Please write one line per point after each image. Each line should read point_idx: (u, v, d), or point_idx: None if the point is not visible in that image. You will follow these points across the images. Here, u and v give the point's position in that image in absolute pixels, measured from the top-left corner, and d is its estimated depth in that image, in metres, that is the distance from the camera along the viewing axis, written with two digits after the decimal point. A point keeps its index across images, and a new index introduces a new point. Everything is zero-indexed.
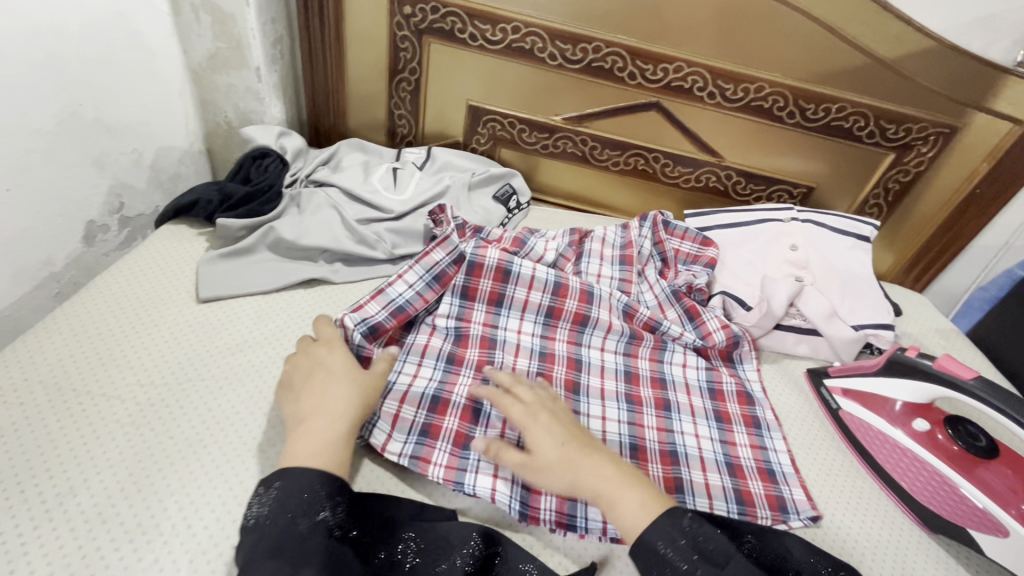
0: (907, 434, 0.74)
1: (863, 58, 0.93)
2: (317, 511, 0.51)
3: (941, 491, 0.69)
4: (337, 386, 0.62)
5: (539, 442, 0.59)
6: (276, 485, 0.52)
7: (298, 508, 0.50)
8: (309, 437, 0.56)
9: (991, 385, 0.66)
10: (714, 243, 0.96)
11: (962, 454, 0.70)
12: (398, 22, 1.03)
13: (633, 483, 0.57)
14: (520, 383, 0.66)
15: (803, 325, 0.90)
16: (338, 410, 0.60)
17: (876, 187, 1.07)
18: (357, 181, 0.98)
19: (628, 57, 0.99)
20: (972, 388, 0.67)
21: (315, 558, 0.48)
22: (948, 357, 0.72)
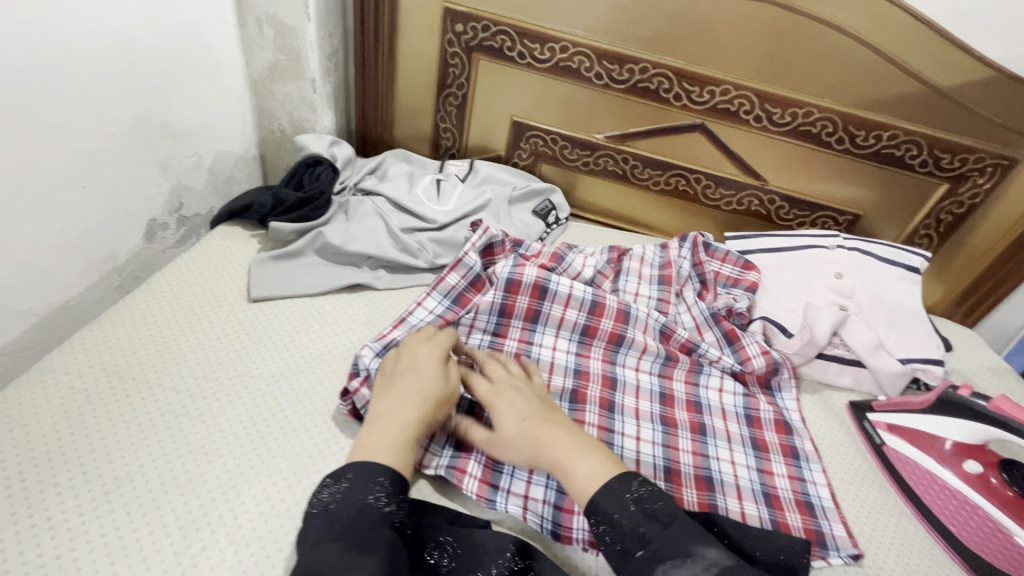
0: (957, 475, 0.73)
1: (918, 86, 0.91)
2: (386, 503, 0.52)
3: (994, 537, 0.68)
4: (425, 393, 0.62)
5: (501, 418, 0.62)
6: (348, 476, 0.53)
7: (367, 498, 0.51)
8: (376, 437, 0.57)
9: None
10: (756, 267, 0.95)
11: (1017, 501, 0.69)
12: (449, 39, 1.06)
13: (585, 452, 0.57)
14: (493, 363, 0.70)
15: (846, 356, 0.87)
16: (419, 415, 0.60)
17: (928, 217, 1.04)
18: (402, 191, 1.01)
19: (674, 79, 0.99)
20: None
21: (380, 546, 0.49)
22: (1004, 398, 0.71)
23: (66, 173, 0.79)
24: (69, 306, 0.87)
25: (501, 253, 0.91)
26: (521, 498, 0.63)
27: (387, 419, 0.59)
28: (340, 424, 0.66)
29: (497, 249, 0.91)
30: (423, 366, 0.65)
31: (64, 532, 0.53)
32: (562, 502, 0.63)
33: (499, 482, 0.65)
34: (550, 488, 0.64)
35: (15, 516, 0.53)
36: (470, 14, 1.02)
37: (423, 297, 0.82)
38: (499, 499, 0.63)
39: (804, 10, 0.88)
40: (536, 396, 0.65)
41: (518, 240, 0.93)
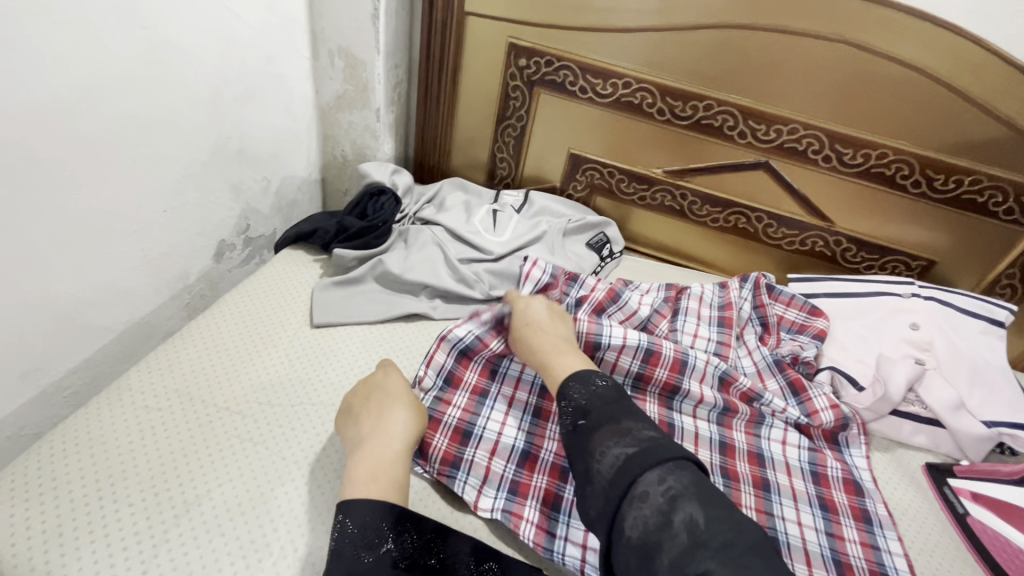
0: None
1: (1005, 130, 0.87)
2: (382, 543, 0.51)
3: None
4: (391, 409, 0.64)
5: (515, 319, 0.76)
6: (339, 517, 0.52)
7: (362, 541, 0.51)
8: (368, 461, 0.58)
9: None
10: (823, 313, 0.91)
11: None
12: (511, 73, 1.08)
13: (567, 355, 0.67)
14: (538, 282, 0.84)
15: (921, 414, 0.82)
16: (396, 432, 0.62)
17: (1012, 266, 0.98)
18: (460, 221, 1.02)
19: (739, 116, 0.98)
20: None
21: None
22: None
23: (150, 196, 0.84)
24: (142, 322, 0.90)
25: (551, 286, 0.88)
26: (578, 548, 0.61)
27: (372, 440, 0.60)
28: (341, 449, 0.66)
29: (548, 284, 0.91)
30: (395, 383, 0.68)
31: (136, 554, 0.54)
32: None
33: (556, 530, 0.63)
34: None
35: (93, 533, 0.55)
36: (535, 49, 1.04)
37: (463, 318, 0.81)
38: (557, 548, 0.61)
39: (883, 52, 0.86)
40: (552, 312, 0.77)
41: (576, 273, 0.94)
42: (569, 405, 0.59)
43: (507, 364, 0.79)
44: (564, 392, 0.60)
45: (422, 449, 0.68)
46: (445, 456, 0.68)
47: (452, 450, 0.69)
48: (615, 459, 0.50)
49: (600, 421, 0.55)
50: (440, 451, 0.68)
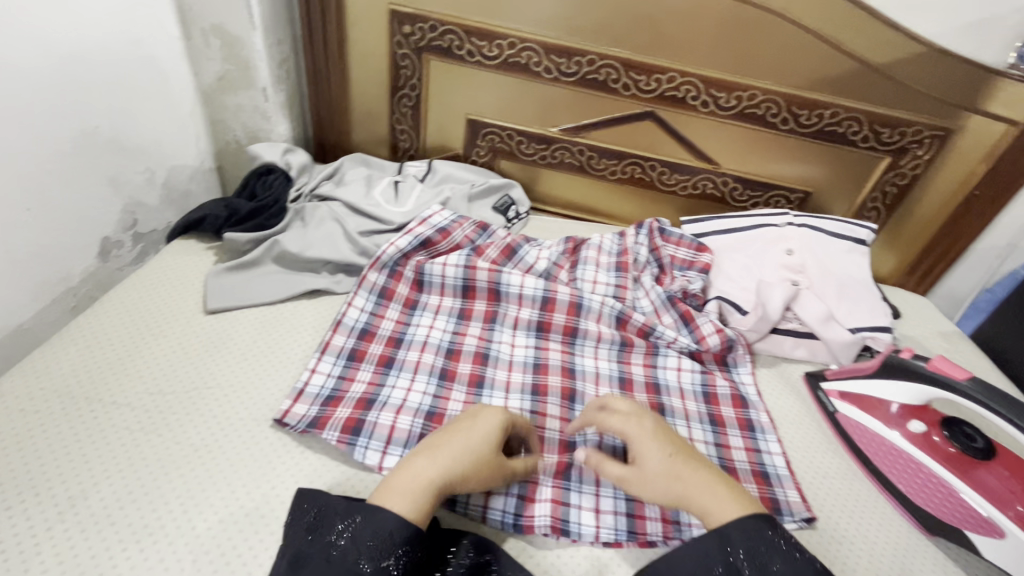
0: (903, 436, 0.73)
1: (854, 64, 0.94)
2: (383, 557, 0.50)
3: (956, 508, 0.66)
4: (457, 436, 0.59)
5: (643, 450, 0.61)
6: (358, 518, 0.52)
7: (370, 548, 0.50)
8: (409, 473, 0.55)
9: (985, 385, 0.65)
10: (708, 250, 0.97)
11: (958, 456, 0.69)
12: (398, 41, 1.07)
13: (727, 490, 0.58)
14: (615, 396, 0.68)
15: (800, 329, 0.90)
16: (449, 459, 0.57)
17: (874, 190, 1.08)
18: (359, 195, 1.01)
19: (621, 69, 1.01)
20: (966, 388, 0.66)
21: None
22: (942, 357, 0.70)
23: (10, 196, 0.79)
24: (21, 330, 0.86)
25: (440, 240, 0.93)
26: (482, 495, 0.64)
27: (420, 456, 0.57)
28: (238, 429, 0.66)
29: (436, 239, 0.93)
30: (483, 427, 0.61)
31: (16, 554, 0.53)
32: (524, 492, 0.65)
33: None
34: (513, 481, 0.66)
35: None
36: (417, 14, 1.03)
37: (351, 296, 0.85)
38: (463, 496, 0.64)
39: None
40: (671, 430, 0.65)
41: (483, 225, 0.97)
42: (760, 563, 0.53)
43: (382, 395, 0.72)
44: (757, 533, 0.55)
45: (320, 421, 0.67)
46: (347, 422, 0.67)
47: (355, 416, 0.68)
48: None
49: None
50: (340, 419, 0.67)
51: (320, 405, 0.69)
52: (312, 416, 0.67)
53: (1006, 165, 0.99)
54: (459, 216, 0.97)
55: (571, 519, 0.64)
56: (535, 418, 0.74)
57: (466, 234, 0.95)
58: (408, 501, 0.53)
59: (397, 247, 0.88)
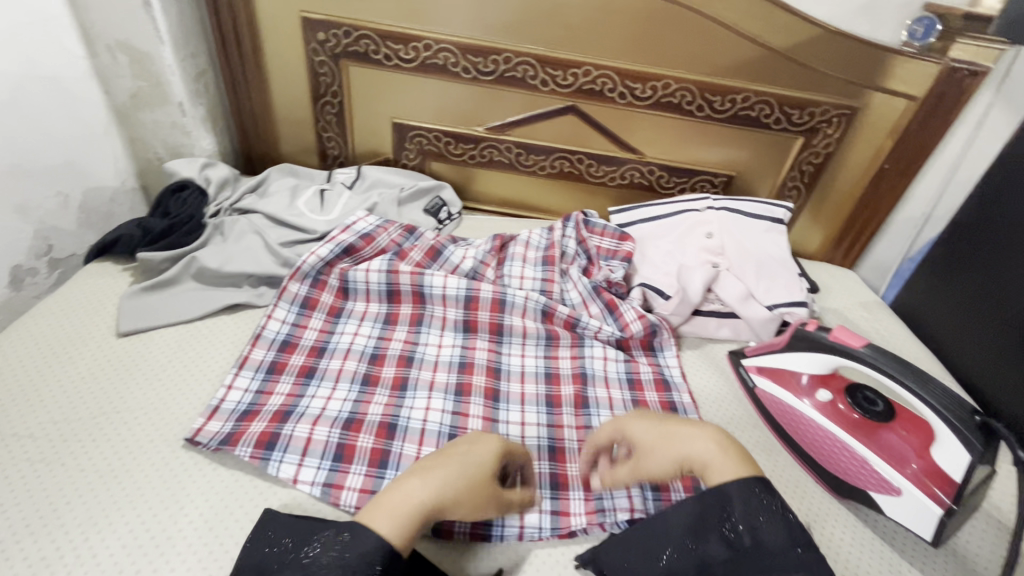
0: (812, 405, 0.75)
1: (759, 49, 0.97)
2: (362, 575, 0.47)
3: (863, 470, 0.68)
4: (450, 457, 0.57)
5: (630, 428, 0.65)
6: (345, 535, 0.50)
7: (353, 565, 0.48)
8: (399, 490, 0.53)
9: (880, 351, 0.67)
10: (631, 238, 0.99)
11: (862, 421, 0.71)
12: (314, 49, 1.06)
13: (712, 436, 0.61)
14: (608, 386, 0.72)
15: (721, 310, 0.93)
16: (439, 479, 0.55)
17: (792, 170, 1.12)
18: (282, 206, 1.00)
19: (537, 65, 1.02)
20: (863, 355, 0.68)
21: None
22: (842, 327, 0.73)
23: None
24: None
25: (364, 246, 0.93)
26: None
27: (413, 474, 0.55)
28: (149, 451, 0.65)
29: (359, 245, 0.92)
30: (479, 452, 0.59)
31: None
32: None
33: (380, 486, 0.64)
34: None
35: None
36: (329, 21, 1.02)
37: (271, 308, 0.84)
38: None
39: None
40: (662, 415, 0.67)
41: (409, 228, 0.97)
42: (755, 528, 0.54)
43: (300, 406, 0.71)
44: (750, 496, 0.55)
45: (233, 437, 0.66)
46: (261, 437, 0.66)
47: (269, 430, 0.67)
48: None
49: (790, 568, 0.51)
50: (253, 434, 0.66)
51: (235, 420, 0.69)
52: (225, 433, 0.66)
53: (910, 137, 1.03)
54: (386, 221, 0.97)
55: (493, 523, 0.64)
56: (458, 418, 0.73)
57: (392, 238, 0.94)
58: (392, 521, 0.51)
59: (317, 256, 0.88)
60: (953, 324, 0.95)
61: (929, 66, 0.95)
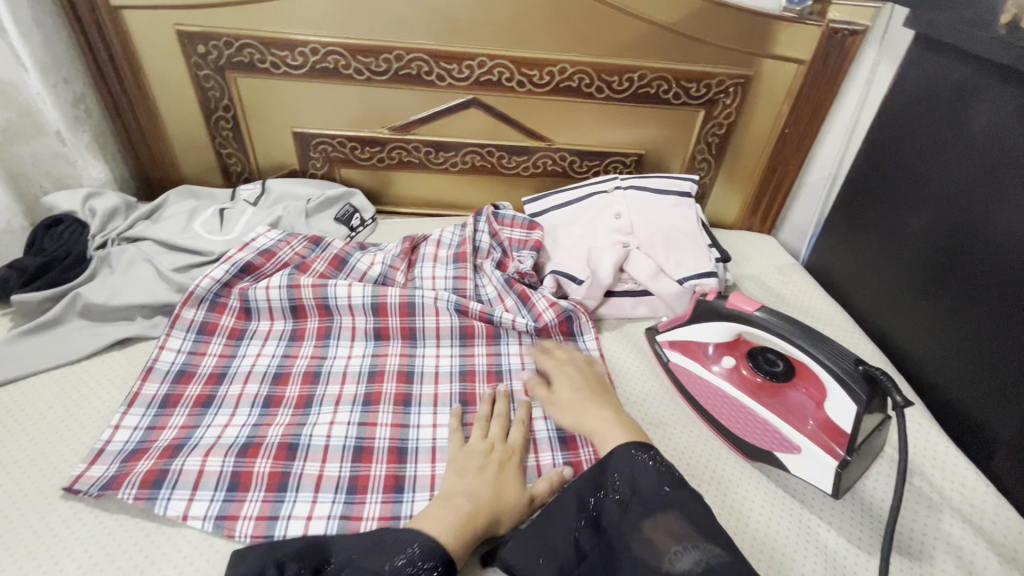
0: (720, 374, 0.75)
1: (647, 26, 0.98)
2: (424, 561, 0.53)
3: (768, 432, 0.69)
4: (484, 479, 0.63)
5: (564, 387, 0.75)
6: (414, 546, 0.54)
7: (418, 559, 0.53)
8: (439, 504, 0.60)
9: (774, 313, 0.68)
10: (539, 227, 0.99)
11: (766, 384, 0.72)
12: (196, 63, 1.01)
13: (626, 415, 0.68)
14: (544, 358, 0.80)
15: (636, 289, 0.93)
16: (482, 497, 0.61)
17: (699, 142, 1.13)
18: (175, 230, 0.95)
19: (430, 61, 1.00)
20: (759, 319, 0.68)
21: None
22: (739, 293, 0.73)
23: None
24: None
25: (265, 262, 0.89)
26: (301, 523, 0.61)
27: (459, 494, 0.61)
28: (23, 507, 0.61)
29: (259, 263, 0.88)
30: (510, 473, 0.65)
31: None
32: (349, 512, 0.62)
33: (279, 511, 0.61)
34: (337, 501, 0.63)
35: None
36: (207, 32, 0.98)
37: (164, 338, 0.80)
38: (279, 529, 0.60)
39: None
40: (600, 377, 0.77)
41: (314, 239, 0.94)
42: (632, 478, 0.59)
43: (194, 438, 0.68)
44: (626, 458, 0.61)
45: (115, 481, 0.62)
46: (147, 476, 0.62)
47: (156, 467, 0.63)
48: (692, 564, 0.51)
49: (664, 508, 0.56)
50: (139, 474, 0.63)
51: (121, 462, 0.65)
52: (107, 477, 0.62)
53: (804, 101, 1.05)
54: (290, 235, 0.94)
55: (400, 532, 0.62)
56: (364, 430, 0.71)
57: (295, 251, 0.92)
58: (454, 538, 0.56)
59: (211, 278, 0.83)
60: (855, 278, 0.98)
61: (811, 29, 0.97)
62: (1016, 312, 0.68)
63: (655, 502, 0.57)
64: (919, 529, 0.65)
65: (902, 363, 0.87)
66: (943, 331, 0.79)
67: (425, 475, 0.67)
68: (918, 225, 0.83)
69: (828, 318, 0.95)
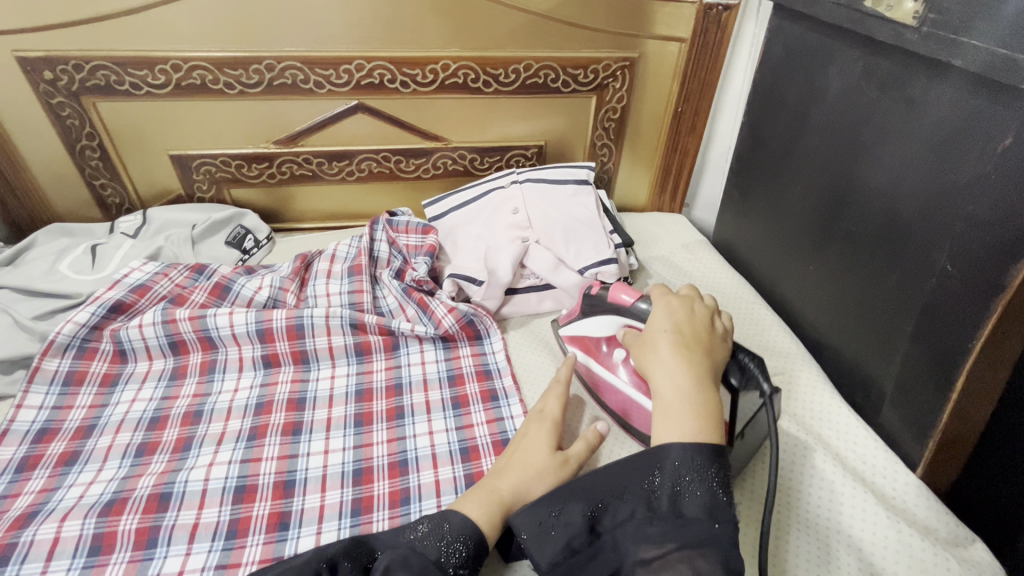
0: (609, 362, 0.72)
1: (524, 16, 0.97)
2: (458, 545, 0.51)
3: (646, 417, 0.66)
4: (523, 449, 0.61)
5: (654, 319, 0.64)
6: (446, 524, 0.52)
7: (448, 541, 0.51)
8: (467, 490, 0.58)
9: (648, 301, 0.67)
10: (434, 230, 0.97)
11: None
12: (46, 90, 0.93)
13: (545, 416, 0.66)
14: (657, 305, 0.65)
15: (538, 284, 0.92)
16: (524, 468, 0.59)
17: (597, 129, 1.12)
18: (38, 274, 0.88)
19: (306, 68, 0.96)
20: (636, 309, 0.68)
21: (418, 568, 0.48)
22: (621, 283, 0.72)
23: None
24: None
25: (138, 299, 0.82)
26: None
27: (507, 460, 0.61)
28: None
29: (132, 300, 0.82)
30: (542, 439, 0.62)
31: None
32: (227, 559, 0.58)
33: (147, 571, 0.56)
34: (214, 550, 0.58)
35: None
36: (53, 56, 0.90)
37: (23, 396, 0.73)
38: None
39: None
40: (699, 327, 0.61)
41: (197, 266, 0.89)
42: (677, 493, 0.49)
43: (51, 503, 0.62)
44: (677, 462, 0.50)
45: None
46: None
47: (5, 542, 0.57)
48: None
49: (700, 543, 0.47)
50: None
51: None
52: None
53: (691, 78, 1.06)
54: (169, 265, 0.88)
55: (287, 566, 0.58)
56: (247, 467, 0.66)
57: (174, 283, 0.86)
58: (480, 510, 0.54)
59: (71, 323, 0.76)
60: (754, 249, 0.99)
61: (686, 7, 0.98)
62: (887, 271, 0.69)
63: (697, 532, 0.47)
64: (810, 494, 0.65)
65: (803, 329, 0.88)
66: (833, 295, 0.79)
67: (313, 507, 0.63)
68: (798, 191, 0.85)
69: (731, 290, 0.96)
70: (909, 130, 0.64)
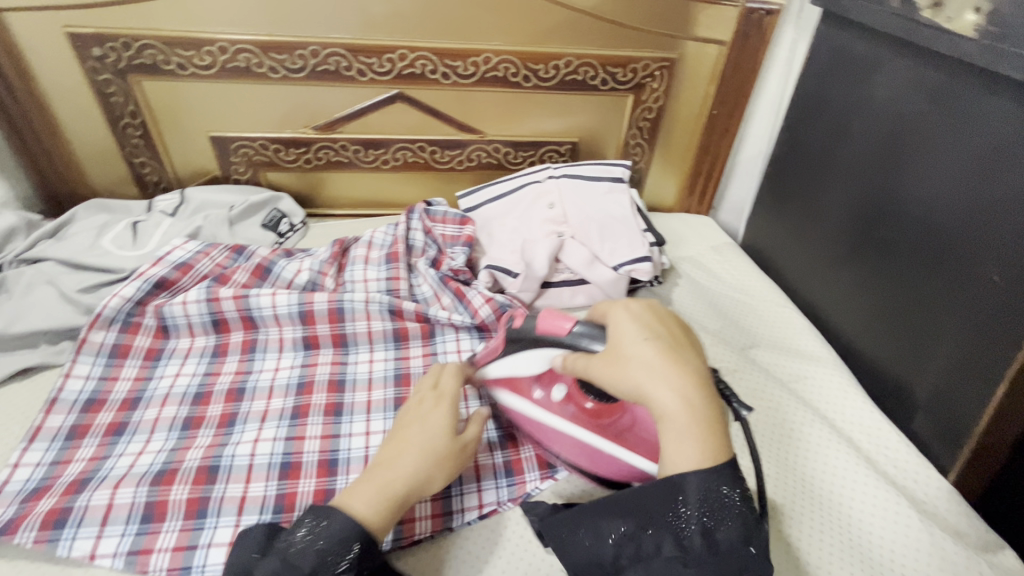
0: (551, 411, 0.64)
1: (567, 12, 0.97)
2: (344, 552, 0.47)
3: (609, 461, 0.61)
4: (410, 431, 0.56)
5: (619, 329, 0.54)
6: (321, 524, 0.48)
7: (334, 547, 0.47)
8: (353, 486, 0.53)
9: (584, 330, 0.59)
10: (470, 220, 0.98)
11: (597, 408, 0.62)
12: (92, 67, 0.95)
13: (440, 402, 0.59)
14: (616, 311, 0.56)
15: (572, 278, 0.93)
16: (404, 459, 0.54)
17: (631, 128, 1.12)
18: (80, 248, 0.89)
19: (349, 55, 0.97)
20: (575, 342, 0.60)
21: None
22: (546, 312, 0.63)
23: None
24: None
25: (180, 276, 0.84)
26: (221, 551, 0.57)
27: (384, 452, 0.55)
28: None
29: (174, 277, 0.83)
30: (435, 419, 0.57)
31: None
32: None
33: (198, 540, 0.58)
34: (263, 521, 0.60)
35: None
36: (101, 34, 0.91)
37: (70, 364, 0.74)
38: (198, 558, 0.56)
39: None
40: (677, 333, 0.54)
41: (238, 247, 0.90)
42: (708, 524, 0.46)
43: (104, 471, 0.63)
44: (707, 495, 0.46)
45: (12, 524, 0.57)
46: (48, 516, 0.58)
47: (60, 505, 0.59)
48: None
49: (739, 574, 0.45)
50: (40, 515, 0.58)
51: (20, 503, 0.60)
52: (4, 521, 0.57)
53: (728, 81, 1.06)
54: (213, 244, 0.89)
55: None
56: (291, 444, 0.68)
57: (215, 263, 0.87)
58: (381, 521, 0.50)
59: (117, 296, 0.78)
60: (785, 253, 1.00)
61: (729, 10, 0.99)
62: (926, 280, 0.70)
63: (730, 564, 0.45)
64: (848, 498, 0.66)
65: (834, 335, 0.89)
66: (868, 301, 0.80)
67: None
68: (835, 197, 0.85)
69: (761, 293, 0.97)
70: (959, 141, 0.65)
